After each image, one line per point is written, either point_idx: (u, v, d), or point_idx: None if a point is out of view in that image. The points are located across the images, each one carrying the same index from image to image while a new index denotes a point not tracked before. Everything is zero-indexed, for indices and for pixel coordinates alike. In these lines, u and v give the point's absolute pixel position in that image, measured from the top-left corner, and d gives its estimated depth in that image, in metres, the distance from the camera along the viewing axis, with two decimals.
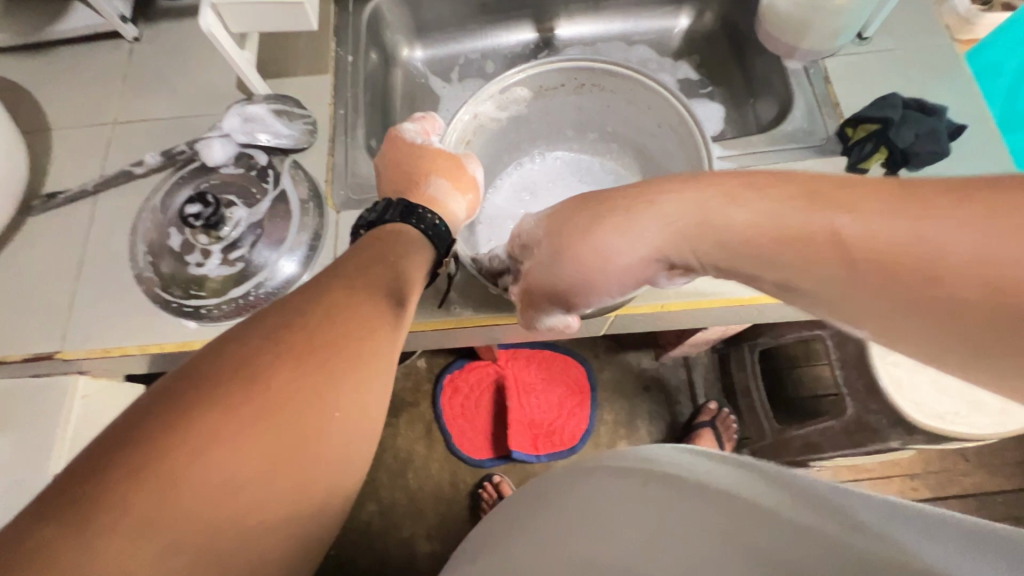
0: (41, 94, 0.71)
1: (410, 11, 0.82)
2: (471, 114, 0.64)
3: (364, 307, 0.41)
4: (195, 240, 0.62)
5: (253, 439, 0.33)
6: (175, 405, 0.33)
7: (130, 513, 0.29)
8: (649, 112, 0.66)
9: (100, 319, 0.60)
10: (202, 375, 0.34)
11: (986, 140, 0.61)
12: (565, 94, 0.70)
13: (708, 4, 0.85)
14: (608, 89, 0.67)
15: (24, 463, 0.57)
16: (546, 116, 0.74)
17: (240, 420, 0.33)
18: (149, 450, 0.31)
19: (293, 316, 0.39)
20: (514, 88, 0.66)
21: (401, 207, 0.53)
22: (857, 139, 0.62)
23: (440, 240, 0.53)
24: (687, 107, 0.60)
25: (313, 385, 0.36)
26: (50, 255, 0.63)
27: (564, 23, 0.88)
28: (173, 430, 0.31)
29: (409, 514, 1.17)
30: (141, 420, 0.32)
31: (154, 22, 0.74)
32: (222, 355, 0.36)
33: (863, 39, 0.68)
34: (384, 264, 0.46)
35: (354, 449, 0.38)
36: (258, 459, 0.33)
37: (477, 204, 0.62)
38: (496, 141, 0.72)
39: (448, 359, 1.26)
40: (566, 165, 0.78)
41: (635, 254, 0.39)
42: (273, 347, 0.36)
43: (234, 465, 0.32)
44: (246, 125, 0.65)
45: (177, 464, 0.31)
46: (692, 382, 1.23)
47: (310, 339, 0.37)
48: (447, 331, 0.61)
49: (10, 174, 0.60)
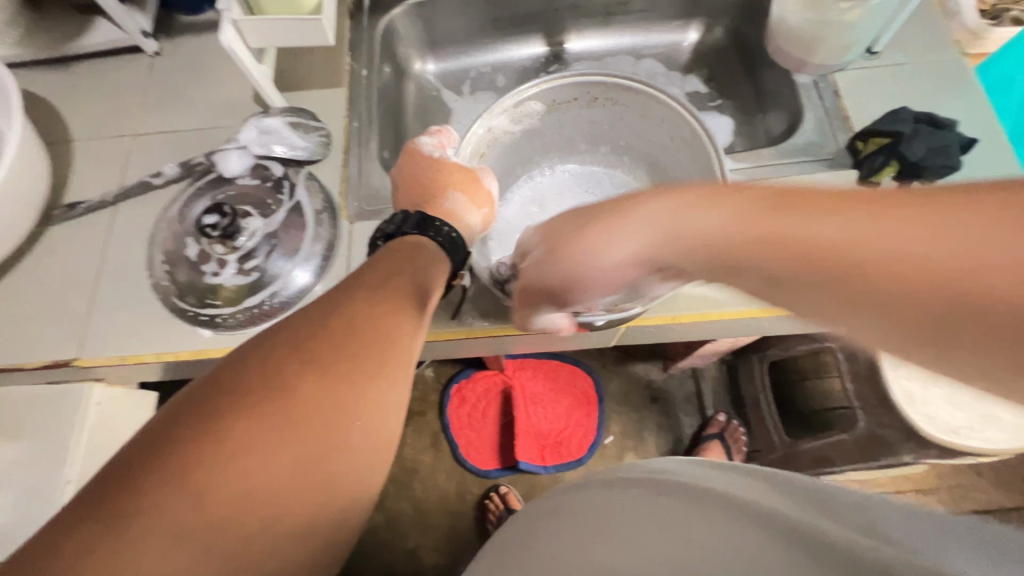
0: (63, 106, 0.72)
1: (423, 25, 0.84)
2: (485, 128, 0.65)
3: (385, 317, 0.42)
4: (211, 250, 0.63)
5: (279, 447, 0.34)
6: (204, 412, 0.33)
7: (160, 519, 0.30)
8: (661, 125, 0.67)
9: (116, 328, 0.61)
10: (229, 382, 0.35)
11: (999, 152, 0.61)
12: (576, 108, 0.71)
13: (717, 19, 0.86)
14: (621, 102, 0.68)
15: (40, 469, 0.58)
16: (559, 129, 0.74)
17: (267, 428, 0.33)
18: (178, 458, 0.31)
19: (316, 324, 0.39)
20: (527, 101, 0.68)
21: (418, 219, 0.54)
22: (868, 153, 0.62)
23: (456, 252, 0.53)
24: (697, 117, 0.60)
25: (337, 395, 0.37)
26: (68, 264, 0.64)
27: (574, 37, 0.89)
28: (203, 438, 0.32)
29: (415, 524, 1.17)
30: (171, 428, 0.32)
31: (173, 37, 0.76)
32: (249, 363, 0.36)
33: (873, 53, 0.69)
34: (405, 275, 0.46)
35: (374, 458, 0.38)
36: (284, 467, 0.34)
37: (492, 217, 0.63)
38: (509, 154, 0.73)
39: (455, 368, 1.26)
40: (576, 178, 0.79)
41: (617, 259, 0.37)
42: (299, 356, 0.37)
43: (260, 472, 0.33)
44: (262, 136, 0.67)
45: (206, 471, 0.31)
46: (700, 394, 1.22)
47: (332, 348, 0.38)
48: (457, 342, 0.61)
49: (32, 185, 0.62)
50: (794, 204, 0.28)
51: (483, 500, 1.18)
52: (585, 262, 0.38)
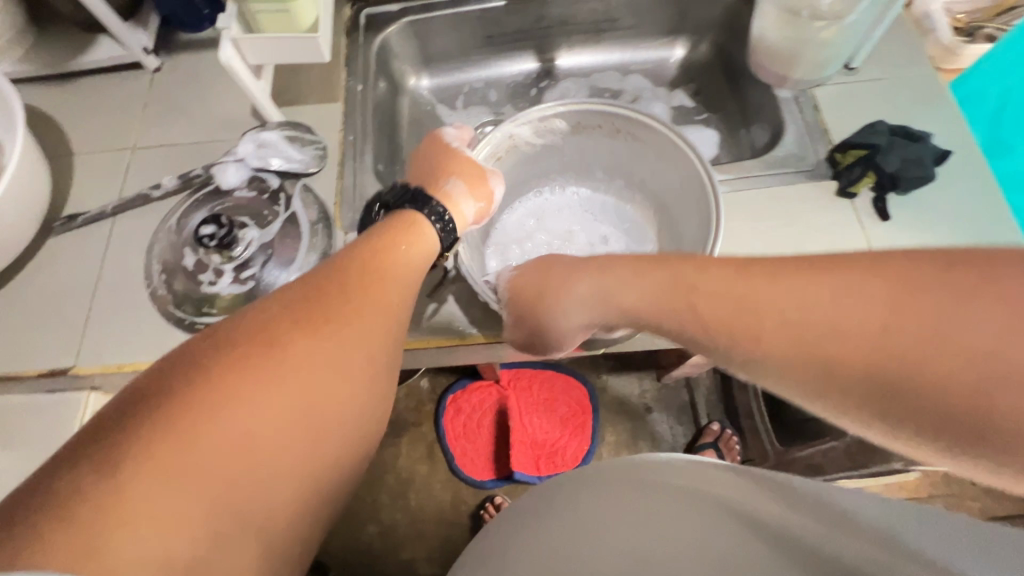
0: (66, 121, 0.74)
1: (417, 43, 0.86)
2: (507, 133, 0.68)
3: (377, 286, 0.44)
4: (208, 260, 0.64)
5: (272, 394, 0.35)
6: (203, 364, 0.35)
7: (154, 454, 0.31)
8: (673, 165, 0.67)
9: (113, 336, 0.62)
10: (228, 339, 0.37)
11: (972, 164, 0.64)
12: (600, 135, 0.72)
13: (702, 36, 0.89)
14: (642, 139, 0.69)
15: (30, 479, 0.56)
16: (580, 150, 0.76)
17: (262, 380, 0.35)
18: (176, 402, 0.33)
19: (309, 298, 0.41)
20: (553, 118, 0.70)
21: (417, 194, 0.56)
22: (846, 164, 0.64)
23: (446, 234, 0.55)
24: (707, 170, 0.61)
25: (328, 354, 0.39)
26: (67, 275, 0.65)
27: (565, 54, 0.92)
28: (201, 385, 0.34)
29: (410, 535, 1.17)
30: (172, 377, 0.34)
31: (174, 53, 0.78)
32: (248, 322, 0.38)
33: (850, 69, 0.71)
34: (397, 247, 0.48)
35: (359, 419, 0.40)
36: (276, 415, 0.35)
37: (486, 214, 0.63)
38: (528, 166, 0.76)
39: (450, 379, 1.27)
40: (585, 203, 0.80)
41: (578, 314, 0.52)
42: (294, 316, 0.39)
43: (254, 418, 0.34)
44: (259, 150, 0.68)
45: (202, 414, 0.33)
46: (694, 403, 1.23)
47: (326, 311, 0.40)
48: (450, 350, 0.63)
49: (34, 197, 0.63)
50: (695, 275, 0.41)
51: (478, 511, 1.18)
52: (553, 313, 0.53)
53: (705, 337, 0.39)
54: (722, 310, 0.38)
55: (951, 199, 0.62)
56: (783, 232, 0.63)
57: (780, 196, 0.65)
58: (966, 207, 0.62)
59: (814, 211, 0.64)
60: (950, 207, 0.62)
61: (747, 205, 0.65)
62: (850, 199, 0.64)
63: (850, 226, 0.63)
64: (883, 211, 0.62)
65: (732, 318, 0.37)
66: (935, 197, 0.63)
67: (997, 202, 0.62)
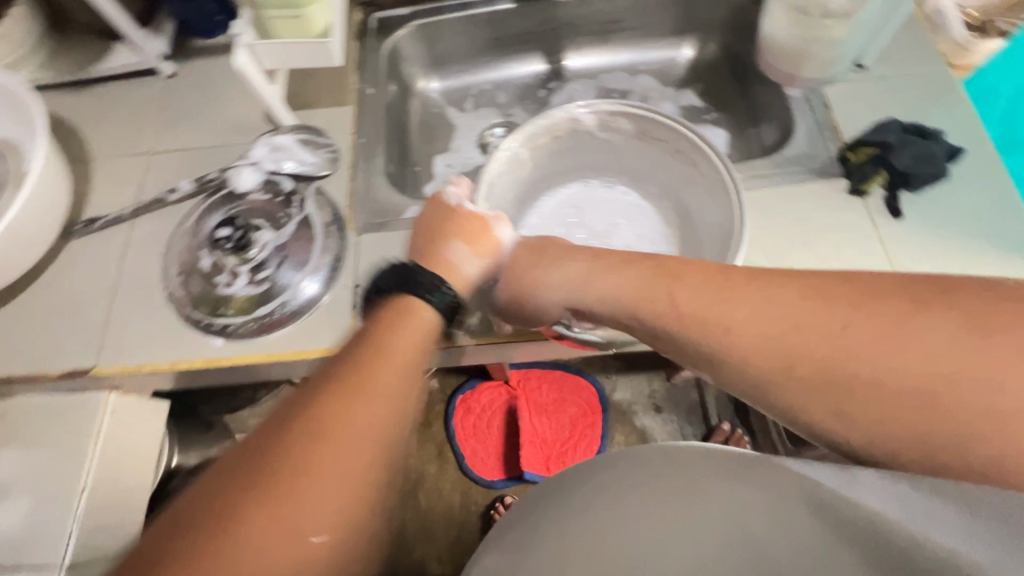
0: (83, 127, 0.76)
1: (427, 46, 0.87)
2: (567, 115, 0.70)
3: (390, 380, 0.45)
4: (224, 262, 0.66)
5: (299, 512, 0.38)
6: (233, 488, 0.38)
7: None
8: (715, 200, 0.65)
9: (131, 338, 0.64)
10: (254, 455, 0.39)
11: (985, 161, 0.63)
12: (662, 151, 0.72)
13: (710, 35, 0.88)
14: (698, 167, 0.67)
15: (52, 478, 0.58)
16: (640, 158, 0.75)
17: (288, 499, 0.38)
18: (213, 530, 0.36)
19: (298, 420, 0.41)
20: (620, 117, 0.71)
21: (402, 272, 0.54)
22: (858, 162, 0.64)
23: (447, 305, 0.53)
24: (739, 196, 0.60)
25: (346, 461, 0.40)
26: (87, 278, 0.67)
27: (573, 55, 0.92)
28: (233, 510, 0.37)
29: (421, 534, 1.18)
30: (207, 499, 0.38)
31: (188, 59, 0.80)
32: (269, 433, 0.41)
33: (861, 66, 0.71)
34: (412, 334, 0.49)
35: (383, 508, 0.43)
36: (304, 531, 0.38)
37: (496, 266, 0.58)
38: (581, 153, 0.77)
39: (460, 379, 1.27)
40: (629, 207, 0.78)
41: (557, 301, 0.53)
42: (312, 425, 0.41)
43: (285, 538, 0.37)
44: (273, 153, 0.70)
45: (238, 539, 0.36)
46: (704, 403, 1.23)
47: (341, 415, 0.42)
48: (460, 349, 0.63)
49: (55, 201, 0.64)
50: (677, 267, 0.47)
51: (488, 511, 1.18)
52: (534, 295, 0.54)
53: (678, 322, 0.44)
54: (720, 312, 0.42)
55: (964, 197, 0.62)
56: (794, 230, 0.63)
57: (790, 195, 0.65)
58: (979, 205, 0.61)
59: (825, 210, 0.64)
60: (963, 204, 0.62)
61: (757, 204, 0.65)
62: (862, 196, 0.63)
63: (862, 224, 0.62)
64: (895, 208, 0.62)
65: (704, 308, 0.43)
66: (948, 194, 0.62)
67: (1011, 199, 0.61)
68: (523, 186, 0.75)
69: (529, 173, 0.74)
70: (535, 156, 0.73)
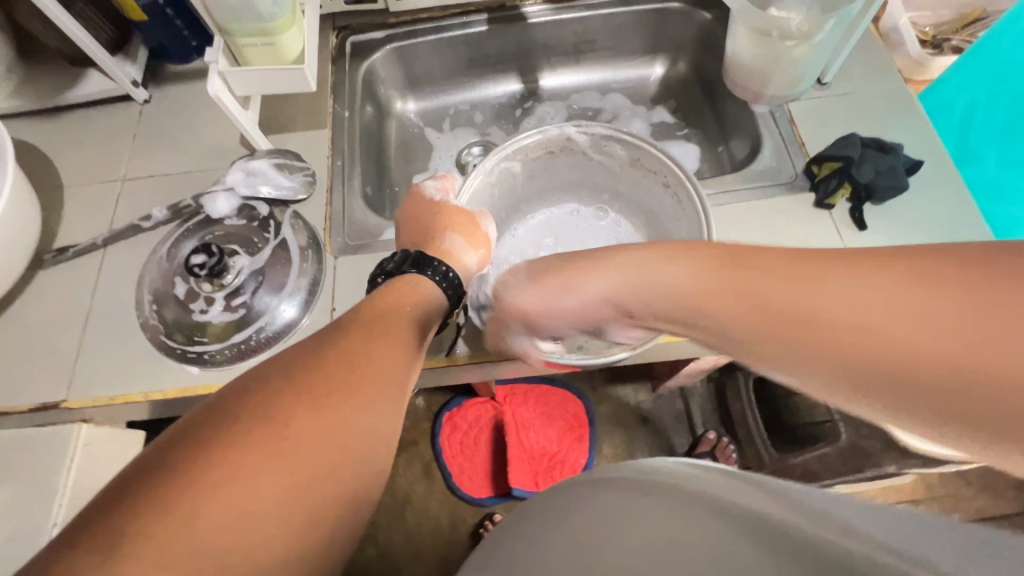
0: (54, 154, 0.75)
1: (402, 68, 0.88)
2: (562, 131, 0.70)
3: (379, 354, 0.44)
4: (198, 288, 0.65)
5: (269, 473, 0.35)
6: (200, 442, 0.35)
7: (145, 548, 0.30)
8: (686, 222, 0.66)
9: (103, 368, 0.62)
10: (228, 413, 0.37)
11: (943, 171, 0.66)
12: (654, 180, 0.70)
13: (680, 54, 0.91)
14: (685, 208, 0.66)
15: (22, 515, 0.56)
16: (633, 184, 0.74)
17: (264, 454, 0.35)
18: (171, 487, 0.32)
19: (330, 355, 0.42)
20: (614, 143, 0.70)
21: (416, 258, 0.57)
22: (823, 176, 0.66)
23: (454, 291, 0.56)
24: (710, 223, 0.59)
25: (326, 422, 0.39)
26: (57, 309, 0.66)
27: (548, 74, 0.94)
28: (200, 461, 0.33)
29: (409, 556, 1.16)
30: (169, 456, 0.34)
31: (162, 85, 0.80)
32: (246, 392, 0.38)
33: (824, 83, 0.73)
34: (403, 314, 0.49)
35: (361, 490, 0.40)
36: (274, 494, 0.35)
37: (488, 258, 0.64)
38: (577, 170, 0.77)
39: (446, 397, 1.27)
40: (613, 230, 0.79)
41: (590, 294, 0.47)
42: (293, 386, 0.39)
43: (251, 502, 0.34)
44: (248, 178, 0.70)
45: (198, 497, 0.32)
46: (690, 413, 1.24)
47: (326, 377, 0.41)
48: (441, 370, 0.63)
49: (24, 230, 0.63)
50: None
51: (476, 529, 1.17)
52: (559, 292, 0.50)
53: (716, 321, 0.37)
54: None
55: (924, 207, 0.64)
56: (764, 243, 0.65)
57: (759, 209, 0.66)
58: (939, 214, 0.64)
59: (793, 222, 0.65)
60: (925, 213, 0.64)
61: (727, 218, 0.67)
62: (828, 209, 0.65)
63: (829, 235, 0.64)
64: (859, 220, 0.64)
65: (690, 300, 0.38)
66: (909, 205, 0.65)
67: (968, 207, 0.64)
68: (516, 195, 0.77)
69: (521, 184, 0.76)
70: (538, 165, 0.74)
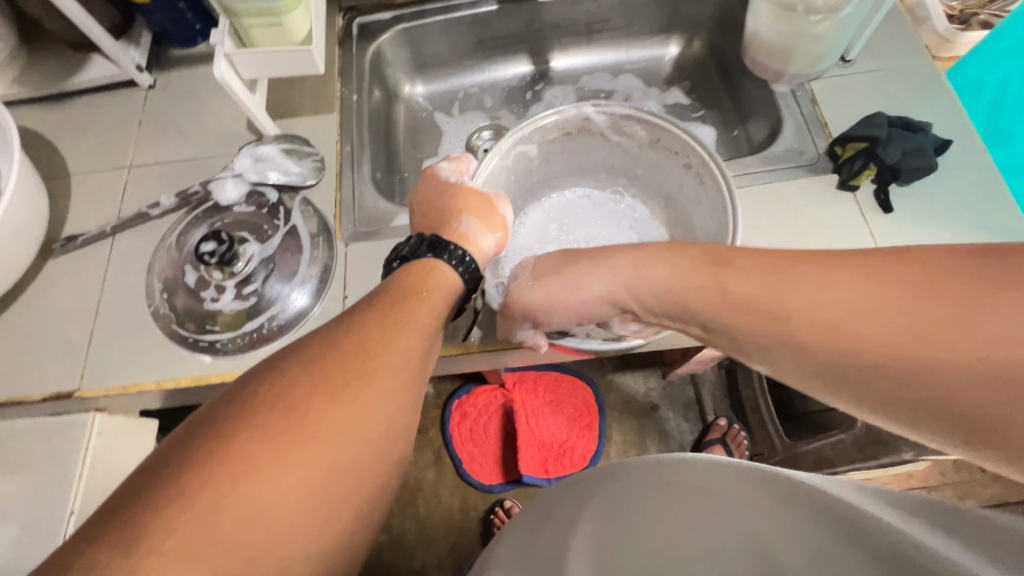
0: (60, 141, 0.74)
1: (411, 50, 0.86)
2: (577, 110, 0.68)
3: (396, 342, 0.43)
4: (210, 277, 0.64)
5: (290, 467, 0.34)
6: (217, 433, 0.34)
7: (166, 541, 0.30)
8: (709, 206, 0.64)
9: (116, 357, 0.62)
10: (245, 403, 0.36)
11: (970, 152, 0.64)
12: (677, 164, 0.68)
13: (695, 33, 0.88)
14: (708, 188, 0.64)
15: (41, 504, 0.56)
16: (652, 168, 0.73)
17: (283, 445, 0.34)
18: (191, 480, 0.31)
19: (348, 343, 0.41)
20: (633, 124, 0.68)
21: (431, 242, 0.55)
22: (847, 157, 0.63)
23: (471, 276, 0.55)
24: (732, 209, 0.58)
25: (345, 414, 0.38)
26: (68, 298, 0.65)
27: (559, 55, 0.92)
28: (217, 453, 0.33)
29: (420, 541, 1.17)
30: (187, 447, 0.33)
31: (166, 69, 0.78)
32: (263, 381, 0.37)
33: (847, 61, 0.71)
34: (418, 300, 0.48)
35: (378, 482, 0.39)
36: (295, 487, 0.34)
37: (504, 242, 0.63)
38: (595, 152, 0.75)
39: (455, 385, 1.26)
40: (631, 215, 0.78)
41: (591, 291, 0.49)
42: (311, 375, 0.38)
43: (272, 495, 0.33)
44: (256, 164, 0.69)
45: (219, 489, 0.32)
46: (700, 400, 1.23)
47: (343, 365, 0.40)
48: (454, 358, 0.62)
49: (32, 218, 0.62)
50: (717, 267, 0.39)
51: (487, 515, 1.17)
52: (563, 292, 0.51)
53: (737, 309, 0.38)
54: (748, 295, 0.38)
55: (950, 189, 0.62)
56: (786, 226, 0.63)
57: (779, 191, 0.65)
58: (965, 196, 0.62)
59: (814, 205, 0.63)
60: (951, 195, 0.62)
61: (747, 201, 0.65)
62: (851, 191, 0.63)
63: (852, 219, 0.62)
64: (885, 203, 0.62)
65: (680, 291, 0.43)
66: (936, 187, 0.62)
67: (996, 188, 0.61)
68: (533, 176, 0.76)
69: (537, 166, 0.74)
70: (558, 144, 0.73)
